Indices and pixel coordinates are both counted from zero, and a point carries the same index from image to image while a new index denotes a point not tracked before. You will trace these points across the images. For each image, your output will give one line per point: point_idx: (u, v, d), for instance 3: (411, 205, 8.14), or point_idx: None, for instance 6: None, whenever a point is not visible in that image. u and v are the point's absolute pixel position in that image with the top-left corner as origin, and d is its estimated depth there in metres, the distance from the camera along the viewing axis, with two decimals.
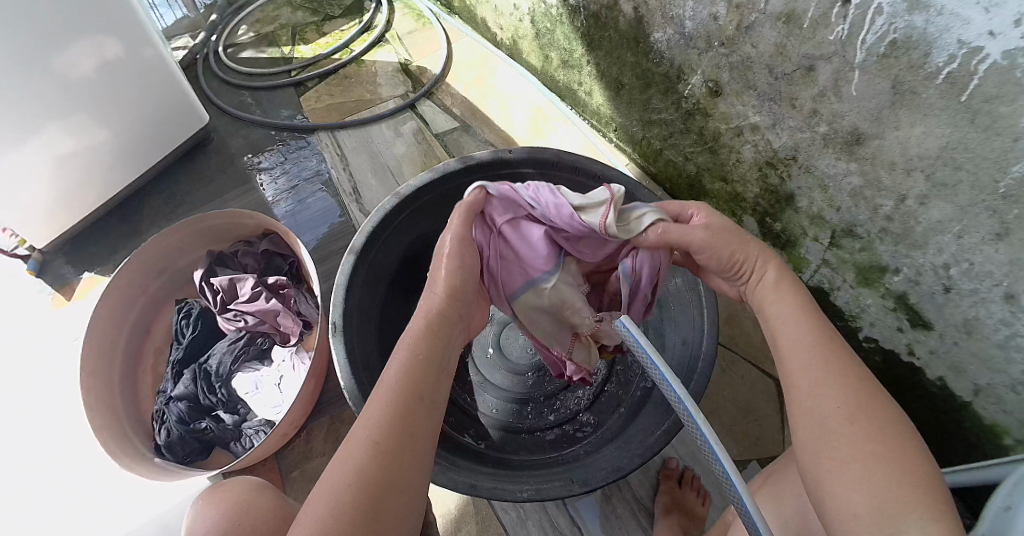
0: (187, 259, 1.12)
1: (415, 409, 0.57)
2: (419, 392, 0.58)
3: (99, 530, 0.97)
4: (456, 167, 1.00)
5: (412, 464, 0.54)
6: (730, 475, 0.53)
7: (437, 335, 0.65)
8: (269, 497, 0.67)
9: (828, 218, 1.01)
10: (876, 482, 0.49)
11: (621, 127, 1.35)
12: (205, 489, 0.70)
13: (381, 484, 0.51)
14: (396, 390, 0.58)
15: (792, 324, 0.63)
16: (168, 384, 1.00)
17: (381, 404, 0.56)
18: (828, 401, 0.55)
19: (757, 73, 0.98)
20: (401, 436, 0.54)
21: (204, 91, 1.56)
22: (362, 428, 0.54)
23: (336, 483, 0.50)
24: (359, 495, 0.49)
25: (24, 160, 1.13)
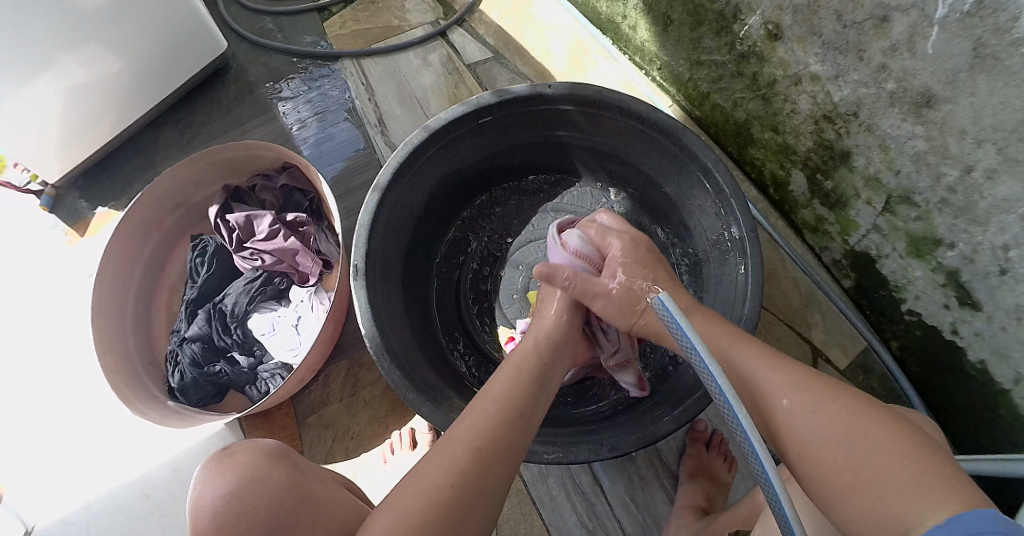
0: (203, 193, 1.02)
1: (515, 423, 0.58)
2: (521, 409, 0.60)
3: (122, 479, 0.95)
4: (490, 101, 0.83)
5: (500, 470, 0.54)
6: (769, 473, 0.46)
7: (545, 363, 0.68)
8: (279, 473, 0.65)
9: (884, 181, 0.87)
10: (881, 489, 0.46)
11: (667, 66, 1.14)
12: (211, 454, 0.67)
13: (478, 479, 0.52)
14: (500, 402, 0.59)
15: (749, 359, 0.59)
16: (182, 323, 0.94)
17: (485, 411, 0.58)
18: (801, 419, 0.52)
19: (823, 19, 0.81)
20: (502, 445, 0.55)
21: (222, 15, 1.36)
22: (466, 431, 0.56)
23: (428, 482, 0.51)
24: (451, 493, 0.50)
25: (32, 94, 1.02)
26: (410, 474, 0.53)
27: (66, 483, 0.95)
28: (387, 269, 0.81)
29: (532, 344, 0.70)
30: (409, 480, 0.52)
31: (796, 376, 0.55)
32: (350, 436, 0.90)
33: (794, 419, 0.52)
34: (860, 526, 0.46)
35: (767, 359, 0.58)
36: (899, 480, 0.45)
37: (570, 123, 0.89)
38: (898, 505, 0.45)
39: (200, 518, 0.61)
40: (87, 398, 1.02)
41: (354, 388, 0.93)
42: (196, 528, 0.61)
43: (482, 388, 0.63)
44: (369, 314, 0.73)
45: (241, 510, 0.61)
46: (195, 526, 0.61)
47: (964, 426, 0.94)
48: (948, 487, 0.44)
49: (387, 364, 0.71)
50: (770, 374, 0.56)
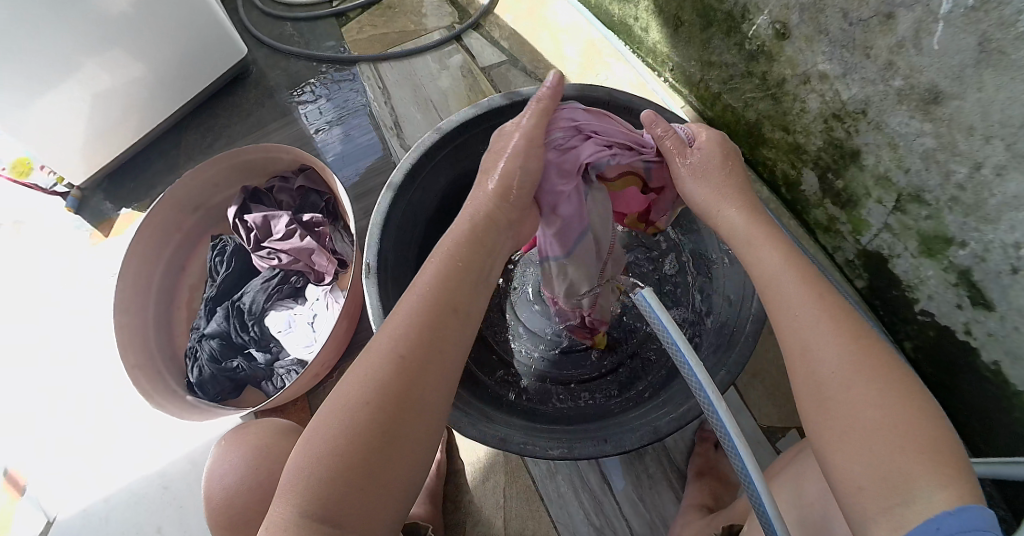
0: (223, 194, 1.05)
1: (449, 318, 0.53)
2: (453, 301, 0.54)
3: (142, 472, 0.99)
4: (501, 103, 0.85)
5: (438, 372, 0.51)
6: (753, 480, 0.51)
7: (484, 235, 0.61)
8: (287, 446, 0.76)
9: (895, 180, 0.87)
10: (889, 439, 0.44)
11: (678, 67, 1.15)
12: (230, 430, 0.79)
13: (412, 385, 0.49)
14: (426, 300, 0.54)
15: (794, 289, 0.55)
16: (201, 320, 0.97)
17: (409, 308, 0.53)
18: (828, 346, 0.50)
19: (829, 17, 0.82)
20: (430, 349, 0.51)
21: (243, 22, 1.40)
22: (389, 334, 0.51)
23: (355, 398, 0.47)
24: (380, 409, 0.47)
25: (59, 100, 1.07)
26: (331, 394, 0.49)
27: (89, 474, 0.99)
28: (401, 268, 0.83)
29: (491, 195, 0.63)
30: (333, 399, 0.48)
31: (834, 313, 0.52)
32: None
33: (825, 345, 0.50)
34: (860, 474, 0.44)
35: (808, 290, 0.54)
36: (908, 439, 0.44)
37: None
38: (904, 465, 0.43)
39: (212, 483, 0.75)
40: (112, 391, 1.05)
41: None
42: (209, 490, 0.75)
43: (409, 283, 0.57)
44: (381, 311, 0.75)
45: (247, 477, 0.73)
46: (210, 489, 0.75)
47: (980, 429, 0.93)
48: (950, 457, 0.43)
49: None
50: (806, 306, 0.53)
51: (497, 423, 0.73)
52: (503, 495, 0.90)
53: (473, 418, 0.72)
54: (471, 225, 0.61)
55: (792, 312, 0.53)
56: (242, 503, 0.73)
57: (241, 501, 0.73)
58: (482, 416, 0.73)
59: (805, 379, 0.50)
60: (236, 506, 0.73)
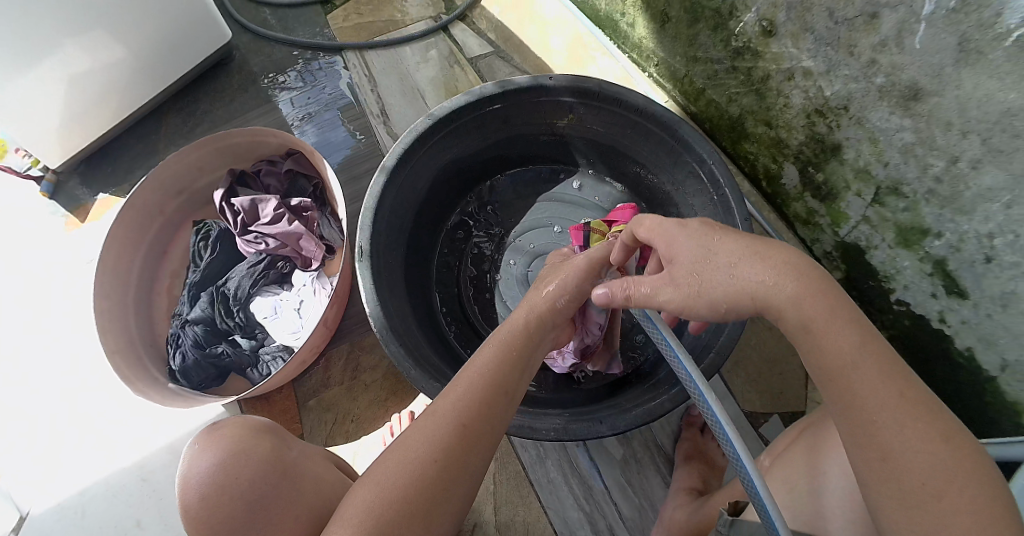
0: (207, 179, 1.03)
1: (497, 399, 0.57)
2: (506, 389, 0.58)
3: (118, 461, 0.96)
4: (493, 91, 0.85)
5: (472, 448, 0.53)
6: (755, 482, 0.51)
7: (535, 332, 0.65)
8: (264, 449, 0.65)
9: (874, 173, 0.90)
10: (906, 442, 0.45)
11: (663, 63, 1.16)
12: (203, 428, 0.68)
13: (461, 457, 0.53)
14: (479, 382, 0.58)
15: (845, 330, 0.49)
16: (184, 306, 0.94)
17: (468, 385, 0.58)
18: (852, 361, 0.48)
19: (815, 15, 0.85)
20: (480, 426, 0.55)
21: (224, 6, 1.38)
22: (450, 406, 0.55)
23: (381, 484, 0.50)
24: (403, 495, 0.50)
25: (36, 86, 1.04)
26: (394, 449, 0.53)
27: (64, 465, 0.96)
28: (392, 252, 0.83)
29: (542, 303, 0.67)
30: (364, 480, 0.52)
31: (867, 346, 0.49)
32: (350, 419, 0.91)
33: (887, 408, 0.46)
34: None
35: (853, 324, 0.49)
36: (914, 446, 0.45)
37: (570, 114, 0.92)
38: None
39: (188, 491, 0.63)
40: (88, 381, 1.02)
41: (355, 372, 0.94)
42: (184, 502, 0.62)
43: (466, 362, 0.61)
44: (373, 294, 0.74)
45: (227, 483, 0.62)
46: (183, 495, 0.63)
47: (951, 415, 0.96)
48: (962, 461, 0.45)
49: (391, 344, 0.72)
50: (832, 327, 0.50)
51: None
52: (492, 480, 0.89)
53: None
54: (528, 320, 0.66)
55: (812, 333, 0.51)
56: (225, 516, 0.61)
57: (224, 513, 0.61)
58: None
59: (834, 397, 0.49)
60: (219, 516, 0.61)
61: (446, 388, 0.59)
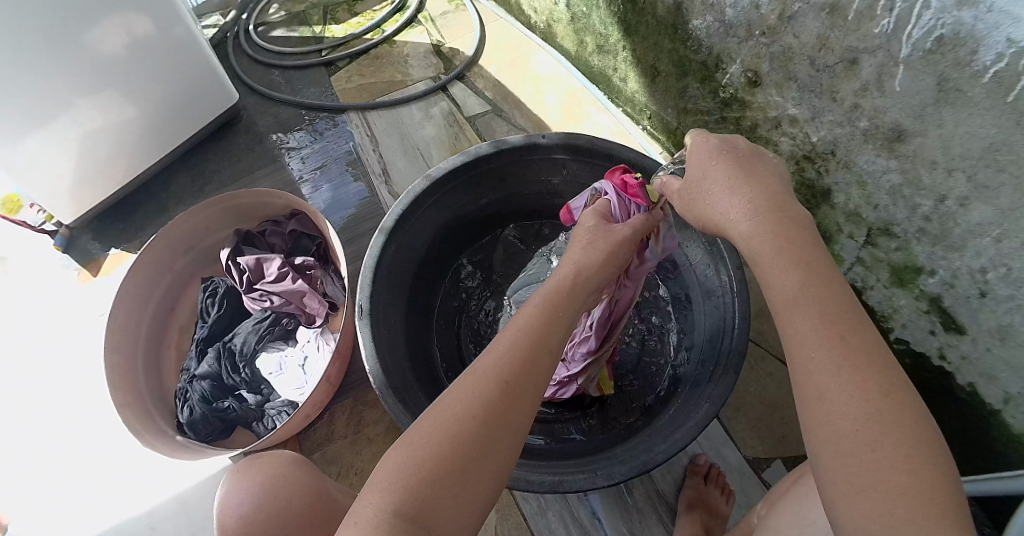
0: (214, 237, 1.06)
1: (541, 361, 0.52)
2: (551, 346, 0.53)
3: (115, 514, 0.94)
4: (488, 151, 0.88)
5: (514, 411, 0.48)
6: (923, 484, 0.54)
7: (582, 288, 0.58)
8: (301, 477, 0.67)
9: (865, 215, 0.91)
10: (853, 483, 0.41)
11: (655, 115, 1.20)
12: (241, 460, 0.69)
13: (502, 416, 0.48)
14: (523, 339, 0.52)
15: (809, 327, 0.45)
16: (191, 362, 0.96)
17: (510, 342, 0.52)
18: (827, 384, 0.43)
19: (798, 65, 0.88)
20: (527, 389, 0.50)
21: (234, 68, 1.45)
22: (490, 363, 0.51)
23: (419, 446, 0.46)
24: (444, 458, 0.45)
25: (51, 145, 1.09)
26: (430, 411, 0.49)
27: (56, 520, 0.94)
28: (391, 308, 0.85)
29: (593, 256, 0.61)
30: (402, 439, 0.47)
31: (854, 371, 0.43)
32: (354, 472, 0.90)
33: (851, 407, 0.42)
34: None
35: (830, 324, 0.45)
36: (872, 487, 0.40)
37: (563, 171, 0.95)
38: None
39: (227, 517, 0.64)
40: (98, 432, 1.02)
41: (358, 426, 0.94)
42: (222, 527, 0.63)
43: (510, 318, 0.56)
44: (373, 353, 0.76)
45: (266, 506, 0.64)
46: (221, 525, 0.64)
47: (961, 453, 0.94)
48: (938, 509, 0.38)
49: (390, 401, 0.74)
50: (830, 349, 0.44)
51: None
52: (495, 533, 0.89)
53: None
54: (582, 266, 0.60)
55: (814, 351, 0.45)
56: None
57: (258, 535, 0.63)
58: None
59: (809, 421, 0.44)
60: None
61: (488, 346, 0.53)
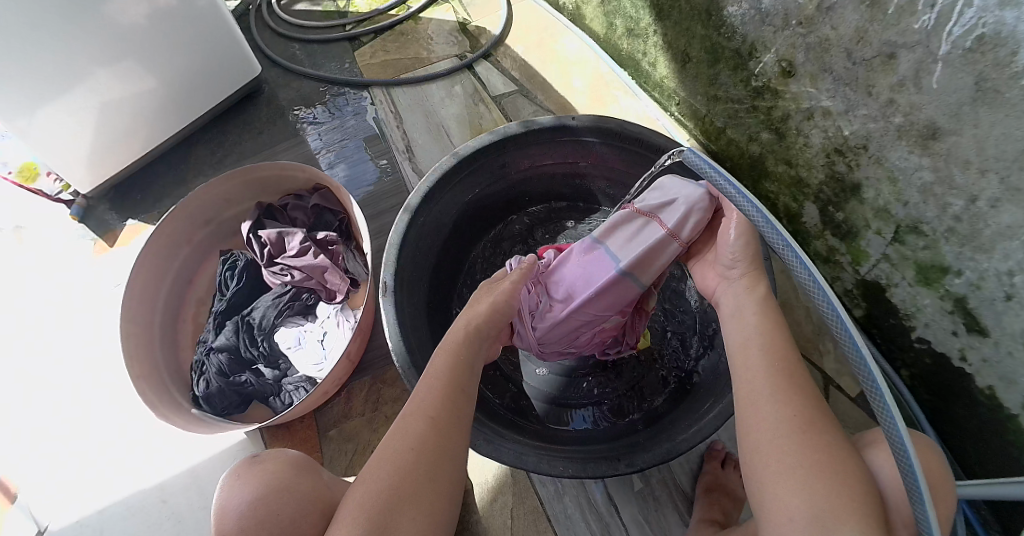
0: (234, 210, 1.05)
1: (457, 397, 0.62)
2: (462, 384, 0.63)
3: (130, 485, 0.94)
4: (517, 131, 0.88)
5: (447, 442, 0.58)
6: (922, 491, 0.52)
7: (479, 331, 0.70)
8: (306, 485, 0.64)
9: (894, 212, 0.89)
10: (790, 484, 0.51)
11: (684, 101, 1.19)
12: (241, 461, 0.67)
13: (437, 451, 0.57)
14: (439, 383, 0.63)
15: (760, 357, 0.61)
16: (208, 334, 0.96)
17: (428, 390, 0.62)
18: (771, 404, 0.56)
19: (834, 56, 0.86)
20: (451, 423, 0.59)
21: (255, 41, 1.43)
22: (414, 409, 0.61)
23: (375, 485, 0.54)
24: (395, 489, 0.54)
25: (67, 110, 1.07)
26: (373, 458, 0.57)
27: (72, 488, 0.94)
28: (415, 286, 0.84)
29: (485, 310, 0.73)
30: (357, 484, 0.56)
31: (794, 391, 0.57)
32: (370, 450, 0.90)
33: (778, 407, 0.56)
34: (798, 505, 0.50)
35: (769, 354, 0.61)
36: (802, 469, 0.52)
37: (592, 154, 0.94)
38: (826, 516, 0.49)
39: (226, 522, 0.62)
40: (113, 401, 1.01)
41: (376, 403, 0.93)
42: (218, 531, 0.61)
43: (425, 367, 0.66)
44: (397, 330, 0.76)
45: (265, 519, 0.61)
46: (220, 530, 0.61)
47: (976, 454, 0.94)
48: (841, 491, 0.50)
49: (413, 380, 0.73)
50: (768, 367, 0.59)
51: (512, 442, 0.74)
52: (510, 515, 0.89)
53: (487, 436, 0.73)
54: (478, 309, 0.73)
55: (757, 370, 0.60)
56: None
57: None
58: (496, 434, 0.75)
59: (745, 443, 0.57)
60: None
61: (410, 396, 0.63)
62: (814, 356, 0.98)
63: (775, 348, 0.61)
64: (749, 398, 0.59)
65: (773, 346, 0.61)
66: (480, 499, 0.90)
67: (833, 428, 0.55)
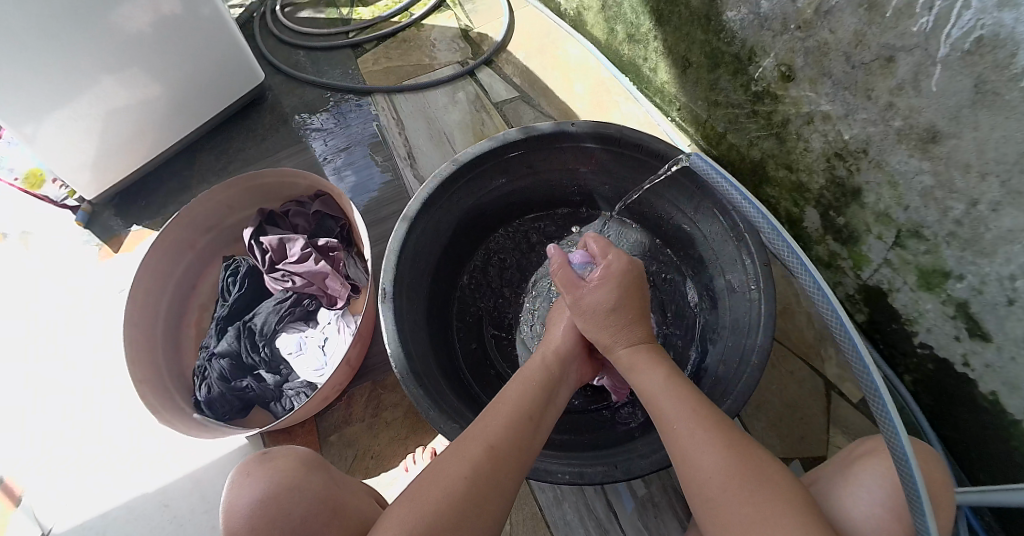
0: (237, 216, 1.06)
1: (525, 426, 0.64)
2: (535, 417, 0.66)
3: (132, 490, 0.94)
4: (516, 137, 0.88)
5: (507, 466, 0.60)
6: (923, 501, 0.52)
7: (554, 371, 0.74)
8: (316, 484, 0.65)
9: (895, 216, 0.89)
10: (746, 530, 0.53)
11: (685, 107, 1.19)
12: (251, 456, 0.68)
13: (494, 474, 0.59)
14: (511, 412, 0.65)
15: (676, 405, 0.64)
16: (211, 339, 0.96)
17: (496, 415, 0.65)
18: (705, 455, 0.59)
19: (832, 60, 0.86)
20: (514, 448, 0.62)
21: (259, 48, 1.45)
22: (481, 432, 0.63)
23: (432, 493, 0.56)
24: (451, 502, 0.55)
25: (72, 116, 1.09)
26: (432, 469, 0.59)
27: (76, 493, 0.94)
28: (415, 293, 0.85)
29: (552, 352, 0.77)
30: (412, 490, 0.58)
31: (725, 441, 0.60)
32: (370, 456, 0.90)
33: (709, 457, 0.59)
34: None
35: (687, 406, 0.64)
36: (749, 514, 0.54)
37: (592, 159, 0.94)
38: None
39: (235, 518, 0.62)
40: (116, 407, 1.02)
41: (376, 409, 0.94)
42: (229, 528, 0.61)
43: (497, 395, 0.69)
44: (396, 336, 0.76)
45: (276, 518, 0.61)
46: (229, 525, 0.61)
47: (979, 461, 0.93)
48: (797, 528, 0.52)
49: (410, 385, 0.74)
50: (687, 421, 0.62)
51: None
52: (509, 521, 0.89)
53: None
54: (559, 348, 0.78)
55: (675, 424, 0.63)
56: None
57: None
58: None
59: (694, 496, 0.59)
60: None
61: (477, 420, 0.66)
62: (815, 363, 0.97)
63: (697, 408, 0.64)
64: (675, 447, 0.62)
65: (682, 397, 0.66)
66: None
67: (763, 467, 0.57)
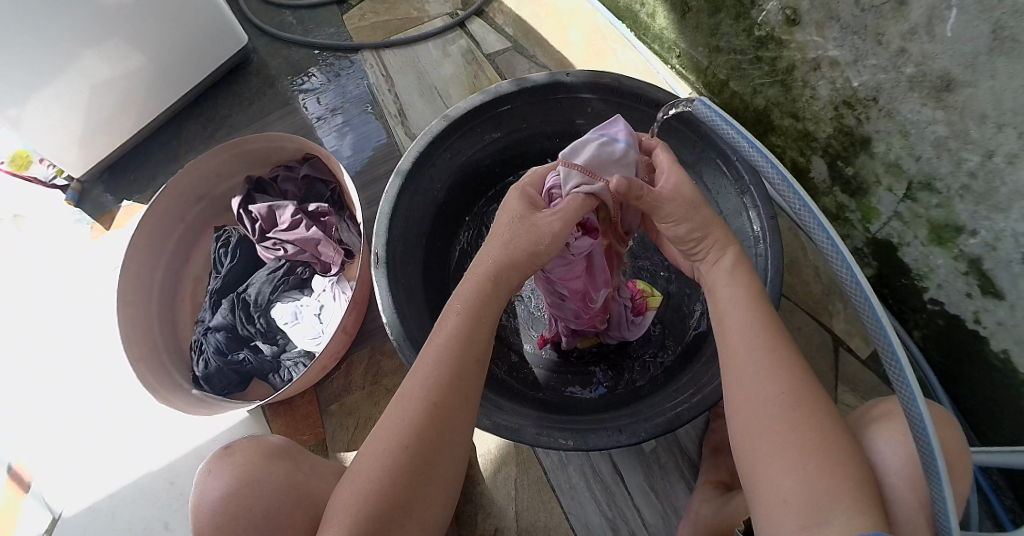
0: (225, 185, 1.03)
1: (467, 367, 0.57)
2: (467, 386, 0.57)
3: (137, 467, 0.94)
4: (509, 90, 0.85)
5: (451, 420, 0.55)
6: (939, 469, 0.51)
7: (505, 285, 0.63)
8: (278, 476, 0.64)
9: (905, 167, 0.85)
10: (781, 464, 0.50)
11: (686, 53, 1.12)
12: (213, 453, 0.68)
13: (435, 436, 0.54)
14: (446, 353, 0.57)
15: (741, 331, 0.57)
16: (205, 313, 0.95)
17: (433, 360, 0.57)
18: (761, 383, 0.54)
19: (841, 2, 0.82)
20: (456, 398, 0.56)
21: (241, 10, 1.40)
22: (416, 385, 0.56)
23: (371, 470, 0.52)
24: (392, 476, 0.52)
25: (54, 94, 1.05)
26: (371, 437, 0.55)
27: (84, 474, 0.95)
28: (409, 256, 0.83)
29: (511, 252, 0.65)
30: (354, 465, 0.54)
31: (786, 372, 0.54)
32: (371, 422, 0.89)
33: (764, 385, 0.53)
34: (790, 490, 0.49)
35: (753, 322, 0.58)
36: (796, 452, 0.50)
37: (589, 112, 0.91)
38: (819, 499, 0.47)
39: (201, 517, 0.62)
40: (116, 384, 1.02)
41: (376, 376, 0.93)
42: (196, 527, 0.62)
43: (434, 326, 0.61)
44: (390, 302, 0.74)
45: (239, 513, 0.61)
46: (197, 524, 0.62)
47: (988, 417, 0.91)
48: (840, 470, 0.48)
49: (407, 351, 0.72)
50: (750, 341, 0.56)
51: (509, 414, 0.73)
52: (514, 487, 0.89)
53: (484, 409, 0.72)
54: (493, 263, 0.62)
55: (738, 348, 0.57)
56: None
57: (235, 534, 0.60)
58: (494, 406, 0.73)
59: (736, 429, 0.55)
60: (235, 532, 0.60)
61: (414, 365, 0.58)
62: (824, 319, 0.95)
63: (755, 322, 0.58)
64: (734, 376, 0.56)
65: (756, 318, 0.58)
66: (485, 471, 0.90)
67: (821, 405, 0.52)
